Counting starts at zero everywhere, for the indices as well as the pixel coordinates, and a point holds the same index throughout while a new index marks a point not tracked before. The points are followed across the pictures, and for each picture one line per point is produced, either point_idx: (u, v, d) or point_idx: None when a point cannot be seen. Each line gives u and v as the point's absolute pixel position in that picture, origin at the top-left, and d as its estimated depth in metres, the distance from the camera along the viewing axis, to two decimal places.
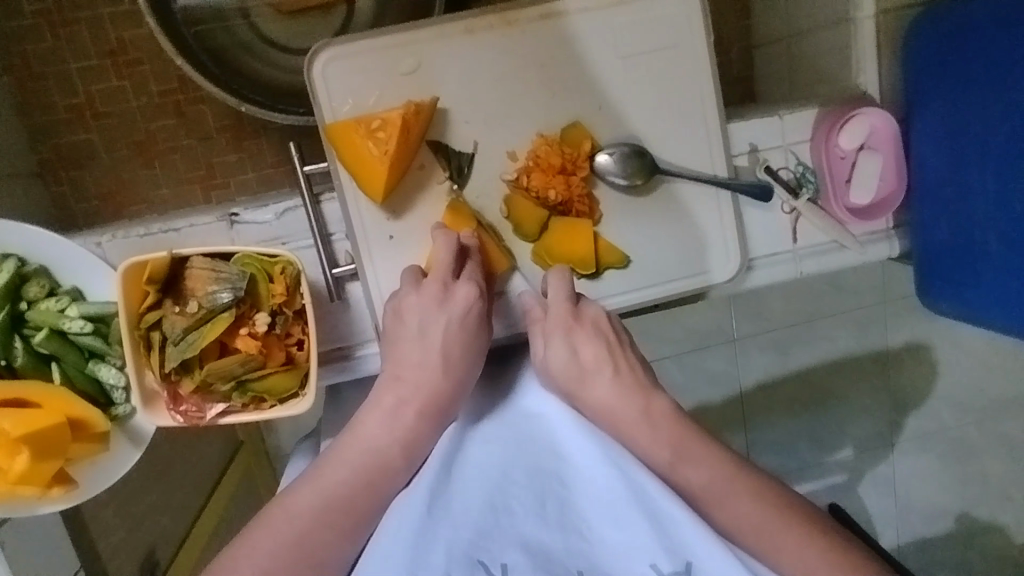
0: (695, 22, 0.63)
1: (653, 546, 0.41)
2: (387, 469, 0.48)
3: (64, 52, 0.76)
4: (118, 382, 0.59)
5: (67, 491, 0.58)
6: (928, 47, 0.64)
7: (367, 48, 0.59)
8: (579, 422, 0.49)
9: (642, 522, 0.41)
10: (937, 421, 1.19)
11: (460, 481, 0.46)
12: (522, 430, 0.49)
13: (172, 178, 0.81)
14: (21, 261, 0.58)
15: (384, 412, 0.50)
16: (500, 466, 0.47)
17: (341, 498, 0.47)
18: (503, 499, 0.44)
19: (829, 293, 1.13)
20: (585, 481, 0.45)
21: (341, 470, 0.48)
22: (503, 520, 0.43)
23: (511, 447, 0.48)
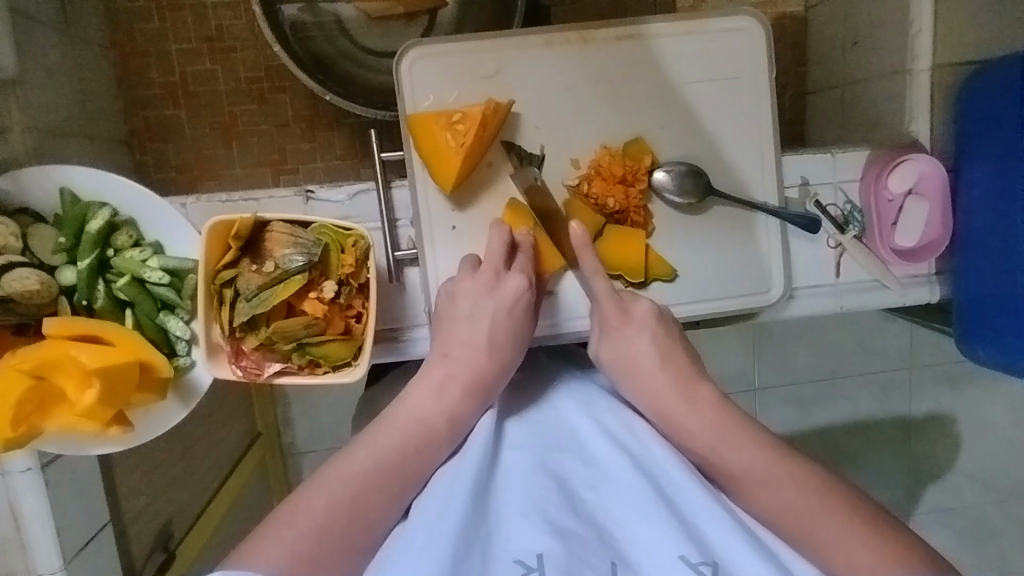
0: (758, 56, 0.67)
1: (680, 539, 0.40)
2: (435, 436, 0.50)
3: (166, 34, 0.83)
4: (184, 334, 0.62)
5: (123, 433, 0.61)
6: (979, 103, 0.67)
7: (453, 50, 0.64)
8: (612, 428, 0.49)
9: (669, 519, 0.41)
10: (958, 492, 1.18)
11: (491, 479, 0.46)
12: (553, 431, 0.49)
13: (247, 160, 0.86)
14: (114, 211, 0.61)
15: (430, 386, 0.52)
16: (538, 458, 0.46)
17: (394, 459, 0.48)
18: (541, 484, 0.44)
19: (859, 343, 1.13)
20: (615, 477, 0.45)
21: (394, 435, 0.49)
22: (538, 508, 0.42)
23: (539, 447, 0.48)
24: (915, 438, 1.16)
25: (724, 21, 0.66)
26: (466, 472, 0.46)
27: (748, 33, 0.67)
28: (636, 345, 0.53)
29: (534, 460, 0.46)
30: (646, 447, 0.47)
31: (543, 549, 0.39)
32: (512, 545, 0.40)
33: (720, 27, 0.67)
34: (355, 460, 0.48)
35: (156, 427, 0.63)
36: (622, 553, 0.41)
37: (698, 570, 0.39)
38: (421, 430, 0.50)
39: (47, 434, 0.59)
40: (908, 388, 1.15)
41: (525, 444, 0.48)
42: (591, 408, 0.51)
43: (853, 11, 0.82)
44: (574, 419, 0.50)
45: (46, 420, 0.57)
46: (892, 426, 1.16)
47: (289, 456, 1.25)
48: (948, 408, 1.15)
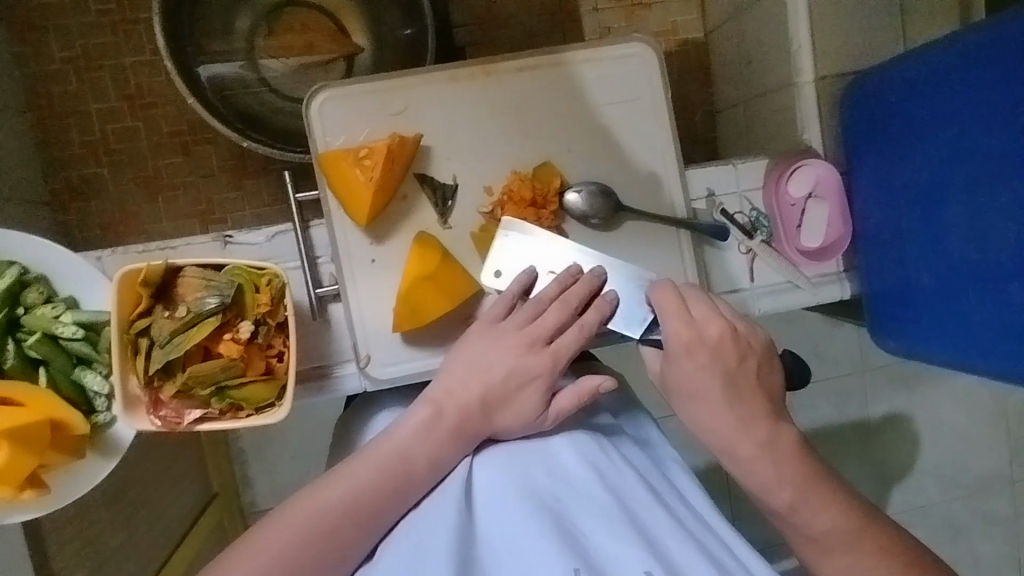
0: (654, 77, 0.71)
1: (645, 554, 0.42)
2: (389, 490, 0.51)
3: (85, 94, 0.84)
4: (102, 390, 0.61)
5: (38, 497, 0.59)
6: (861, 110, 0.72)
7: (360, 90, 0.66)
8: (587, 452, 0.51)
9: (633, 535, 0.43)
10: (915, 488, 1.20)
11: (473, 516, 0.47)
12: (528, 459, 0.51)
13: (174, 213, 0.86)
14: (24, 269, 0.61)
15: (418, 426, 0.53)
16: (502, 486, 0.48)
17: (358, 498, 0.50)
18: (505, 510, 0.46)
19: (799, 348, 1.17)
20: (585, 493, 0.47)
21: (360, 472, 0.51)
22: (501, 540, 0.44)
23: (515, 472, 0.49)
24: (866, 439, 1.18)
25: (618, 48, 0.70)
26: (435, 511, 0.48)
27: (642, 56, 0.71)
28: (705, 373, 0.56)
29: (511, 485, 0.48)
30: (618, 470, 0.50)
31: None
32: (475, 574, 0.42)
33: (616, 54, 0.70)
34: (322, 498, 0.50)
35: (75, 490, 0.61)
36: (590, 562, 0.42)
37: None
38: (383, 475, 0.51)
39: None
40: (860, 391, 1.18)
41: (492, 474, 0.51)
42: (568, 443, 0.53)
43: (745, 34, 0.88)
44: (552, 446, 0.53)
45: None
46: (843, 428, 1.18)
47: (248, 516, 1.21)
48: (893, 404, 1.19)
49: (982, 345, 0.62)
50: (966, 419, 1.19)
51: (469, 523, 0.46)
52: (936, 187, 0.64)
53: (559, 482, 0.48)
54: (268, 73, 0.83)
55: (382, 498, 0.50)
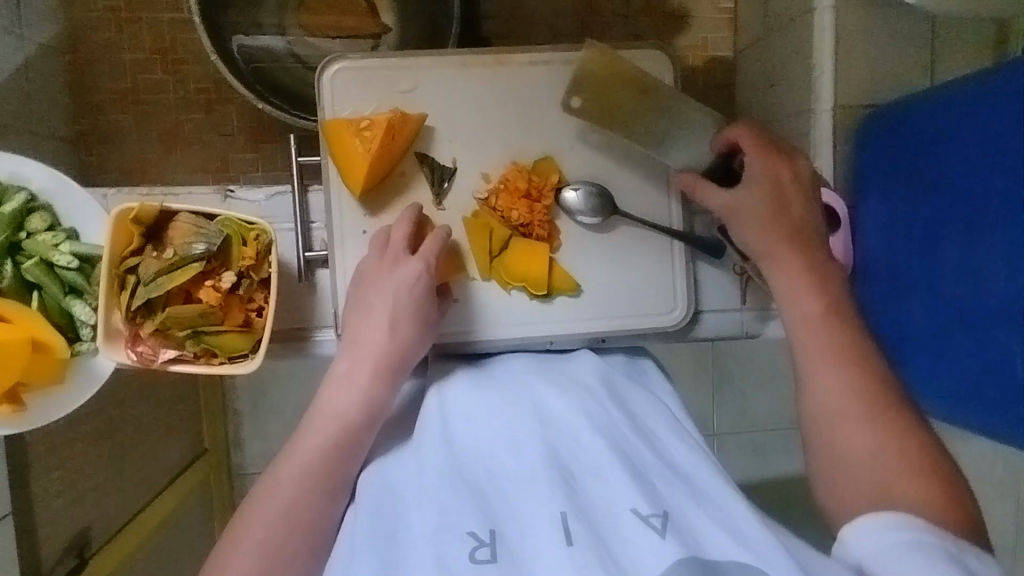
0: (664, 85, 0.71)
1: (634, 495, 0.51)
2: (354, 428, 0.58)
3: (121, 43, 0.87)
4: (89, 320, 0.64)
5: (13, 413, 0.60)
6: (875, 143, 0.71)
7: (372, 65, 0.68)
8: (572, 396, 0.60)
9: (622, 475, 0.53)
10: None
11: (466, 449, 0.57)
12: (516, 400, 0.60)
13: (189, 166, 0.89)
14: (31, 196, 0.64)
15: (341, 379, 0.59)
16: (493, 430, 0.58)
17: (324, 446, 0.57)
18: (500, 451, 0.56)
19: None
20: (575, 439, 0.57)
21: (324, 425, 0.58)
22: (502, 478, 0.54)
23: (505, 416, 0.59)
24: None
25: (633, 53, 0.71)
26: (442, 455, 0.56)
27: (654, 63, 0.71)
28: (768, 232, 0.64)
29: (501, 430, 0.57)
30: (604, 414, 0.59)
31: (515, 509, 0.51)
32: (489, 507, 0.52)
33: (629, 57, 0.71)
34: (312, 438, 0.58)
35: (50, 415, 0.62)
36: (583, 502, 0.52)
37: (649, 519, 0.50)
38: (342, 426, 0.58)
39: None
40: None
41: (480, 417, 0.59)
42: (552, 385, 0.61)
43: (771, 57, 0.87)
44: (537, 386, 0.61)
45: None
46: None
47: (234, 479, 1.23)
48: None
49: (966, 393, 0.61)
50: None
51: (470, 461, 0.56)
52: (935, 230, 0.63)
53: (546, 426, 0.57)
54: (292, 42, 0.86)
55: (354, 440, 0.58)
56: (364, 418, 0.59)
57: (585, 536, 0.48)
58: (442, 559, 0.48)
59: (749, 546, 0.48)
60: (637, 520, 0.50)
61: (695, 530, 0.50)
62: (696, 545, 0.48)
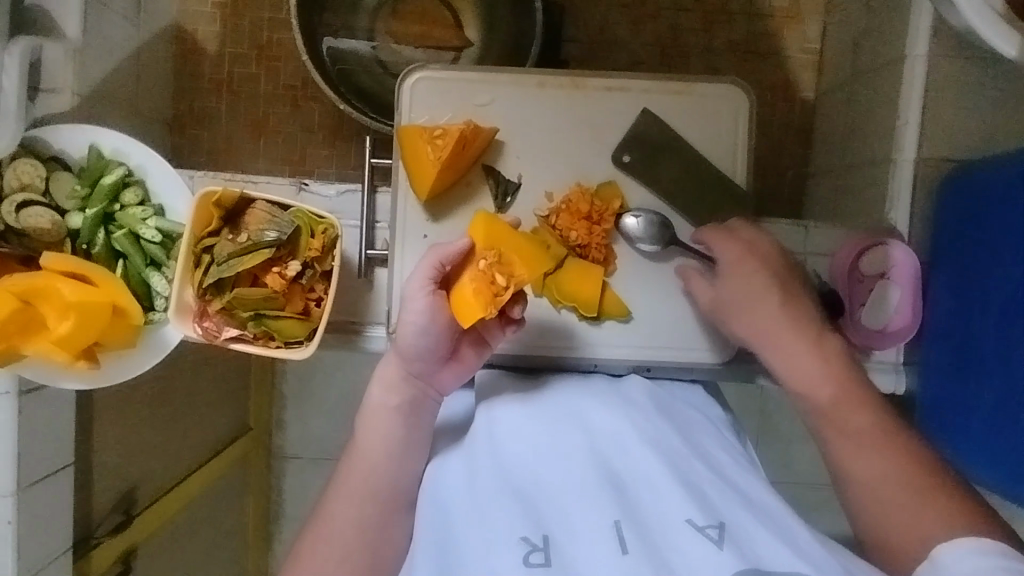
0: (740, 121, 0.70)
1: (688, 506, 0.51)
2: (394, 422, 0.62)
3: (224, 37, 0.93)
4: (164, 292, 0.68)
5: (88, 369, 0.65)
6: (958, 201, 0.67)
7: (451, 77, 0.70)
8: (621, 412, 0.61)
9: (676, 487, 0.53)
10: None
11: (512, 453, 0.58)
12: (563, 413, 0.61)
13: (270, 156, 0.94)
14: (129, 171, 0.68)
15: (381, 379, 0.63)
16: (538, 439, 0.58)
17: (381, 449, 0.62)
18: (547, 459, 0.57)
19: None
20: (623, 451, 0.57)
21: (383, 422, 0.62)
22: (549, 486, 0.54)
23: (551, 426, 0.59)
24: None
25: (711, 86, 0.70)
26: (490, 461, 0.58)
27: (732, 99, 0.70)
28: (770, 316, 0.64)
29: (548, 437, 0.58)
30: (655, 431, 0.59)
31: (565, 518, 0.52)
32: (536, 515, 0.52)
33: (706, 91, 0.70)
34: (369, 438, 0.62)
35: (122, 373, 0.67)
36: (635, 512, 0.52)
37: (705, 530, 0.50)
38: (388, 422, 0.62)
39: (25, 363, 0.64)
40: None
41: (525, 426, 0.60)
42: (598, 401, 0.62)
43: (854, 101, 0.85)
44: (586, 401, 0.62)
45: (26, 344, 0.63)
46: None
47: (272, 461, 1.25)
48: None
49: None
50: None
51: (520, 469, 0.56)
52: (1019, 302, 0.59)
53: (594, 438, 0.58)
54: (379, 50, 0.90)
55: (410, 451, 0.63)
56: (404, 412, 0.63)
57: (638, 544, 0.49)
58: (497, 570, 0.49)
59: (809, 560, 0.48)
60: (691, 530, 0.50)
61: (753, 542, 0.49)
62: (754, 556, 0.48)
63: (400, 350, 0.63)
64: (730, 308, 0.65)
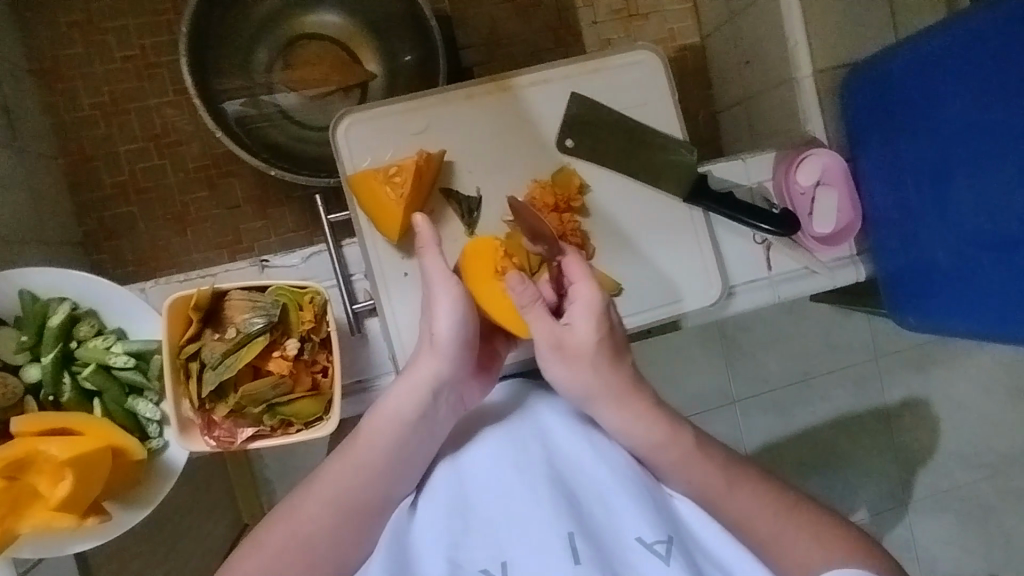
0: (660, 81, 0.74)
1: (641, 523, 0.48)
2: (404, 451, 0.55)
3: (113, 137, 0.88)
4: (155, 416, 0.63)
5: (100, 523, 0.60)
6: (861, 98, 0.75)
7: (381, 113, 0.69)
8: (575, 425, 0.55)
9: (630, 503, 0.49)
10: (950, 479, 1.20)
11: (467, 487, 0.52)
12: (520, 427, 0.55)
13: (202, 244, 0.90)
14: (74, 304, 0.63)
15: (411, 385, 0.56)
16: (498, 462, 0.52)
17: (373, 466, 0.54)
18: (505, 483, 0.50)
19: (823, 347, 1.21)
20: (582, 469, 0.52)
21: (378, 430, 0.55)
22: (504, 512, 0.49)
23: (506, 445, 0.53)
24: (896, 431, 1.20)
25: (625, 56, 0.74)
26: (451, 494, 0.52)
27: (647, 63, 0.74)
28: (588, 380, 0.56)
29: (500, 458, 0.52)
30: (603, 440, 0.54)
31: (515, 544, 0.47)
32: (486, 542, 0.48)
33: (622, 61, 0.74)
34: (359, 450, 0.55)
35: (134, 517, 0.62)
36: (590, 524, 0.48)
37: (653, 548, 0.47)
38: (389, 451, 0.55)
39: (22, 543, 0.59)
40: (879, 381, 1.21)
41: (489, 449, 0.54)
42: (562, 418, 0.56)
43: (738, 36, 0.93)
44: (542, 415, 0.56)
45: (19, 523, 0.57)
46: (874, 423, 1.20)
47: None
48: (917, 391, 1.21)
49: (1000, 316, 0.64)
50: (987, 399, 1.21)
51: (470, 494, 0.51)
52: (943, 167, 0.66)
53: (550, 453, 0.53)
54: (283, 104, 0.87)
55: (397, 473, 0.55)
56: (420, 432, 0.56)
57: (593, 557, 0.45)
58: None
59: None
60: (640, 550, 0.47)
61: (698, 563, 0.47)
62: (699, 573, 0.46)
63: (436, 350, 0.57)
64: (575, 357, 0.56)
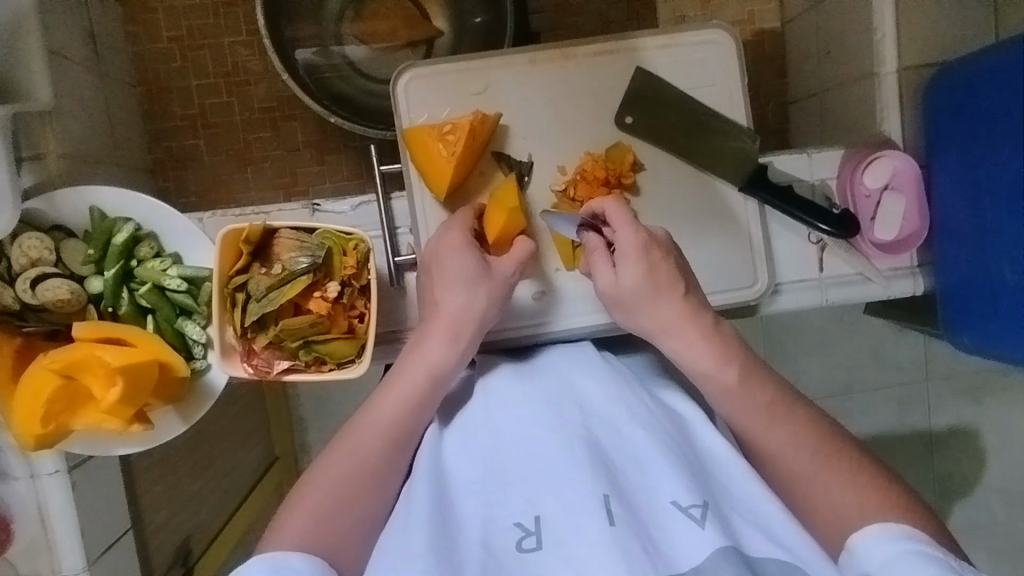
0: (731, 64, 0.72)
1: (676, 486, 0.48)
2: (396, 417, 0.57)
3: (187, 71, 0.92)
4: (200, 338, 0.67)
5: (144, 431, 0.65)
6: (945, 102, 0.70)
7: (443, 70, 0.69)
8: (613, 389, 0.56)
9: (667, 466, 0.50)
10: (989, 512, 1.15)
11: (500, 439, 0.54)
12: (557, 392, 0.56)
13: (260, 183, 0.93)
14: (138, 226, 0.67)
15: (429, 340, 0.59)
16: (532, 420, 0.54)
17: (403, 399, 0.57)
18: (536, 440, 0.52)
19: (869, 361, 1.16)
20: (614, 429, 0.53)
21: (439, 341, 0.59)
22: (538, 466, 0.51)
23: (541, 408, 0.55)
24: (938, 455, 1.15)
25: (696, 35, 0.71)
26: (488, 448, 0.54)
27: (719, 43, 0.72)
28: (659, 314, 0.57)
29: (535, 419, 0.54)
30: (644, 409, 0.55)
31: (554, 497, 0.48)
32: (523, 496, 0.49)
33: (695, 39, 0.71)
34: (426, 360, 0.58)
35: (173, 430, 0.67)
36: (623, 488, 0.49)
37: (689, 511, 0.47)
38: (388, 419, 0.56)
39: (74, 439, 0.64)
40: (927, 403, 1.16)
41: (522, 406, 0.56)
42: (597, 381, 0.57)
43: (822, 25, 0.88)
44: (579, 381, 0.57)
45: (73, 420, 0.62)
46: (915, 444, 1.15)
47: None
48: (967, 418, 1.15)
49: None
50: None
51: (504, 452, 0.53)
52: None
53: (587, 417, 0.54)
54: (352, 56, 0.89)
55: (418, 417, 0.57)
56: (443, 375, 0.58)
57: (626, 518, 0.47)
58: (489, 547, 0.48)
59: (786, 546, 0.47)
60: (675, 513, 0.47)
61: (734, 527, 0.48)
62: (736, 538, 0.46)
63: (494, 279, 0.62)
64: (620, 304, 0.59)
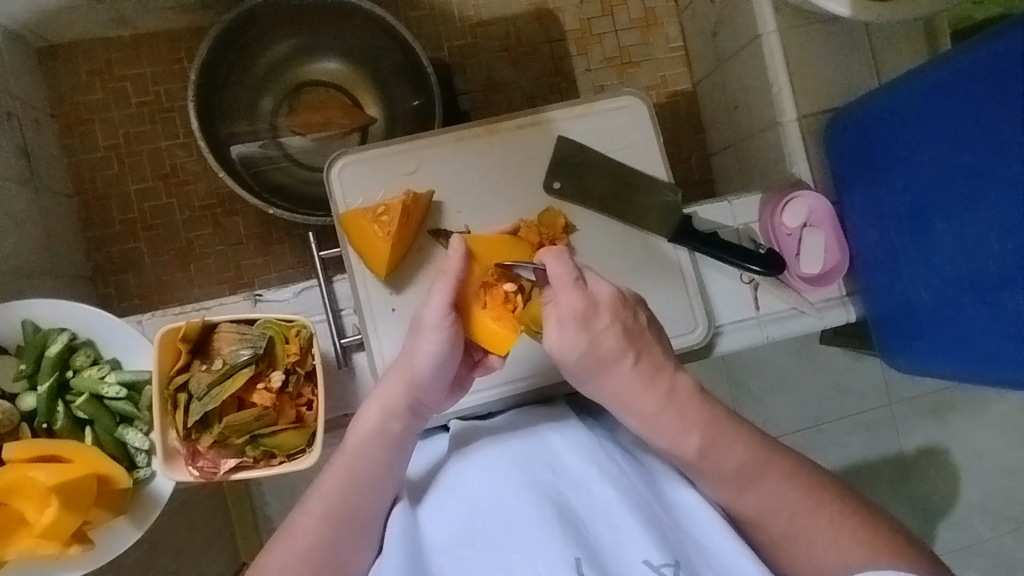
0: (645, 125, 0.77)
1: (648, 546, 0.48)
2: (355, 495, 0.55)
3: (125, 177, 0.93)
4: (143, 445, 0.65)
5: (82, 552, 0.61)
6: (844, 144, 0.76)
7: (375, 155, 0.72)
8: (587, 450, 0.56)
9: (638, 525, 0.49)
10: (965, 528, 1.16)
11: (473, 506, 0.53)
12: (533, 455, 0.55)
13: (204, 279, 0.93)
14: (73, 334, 0.65)
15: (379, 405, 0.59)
16: (506, 485, 0.53)
17: (364, 475, 0.56)
18: (510, 505, 0.51)
19: (825, 390, 1.19)
20: (587, 490, 0.53)
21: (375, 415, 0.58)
22: (512, 533, 0.49)
23: (518, 474, 0.53)
24: (906, 476, 1.16)
25: (609, 102, 0.76)
26: (459, 512, 0.53)
27: (632, 108, 0.77)
28: (613, 382, 0.56)
29: (509, 484, 0.53)
30: (617, 467, 0.55)
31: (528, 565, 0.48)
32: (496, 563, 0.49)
33: (608, 107, 0.76)
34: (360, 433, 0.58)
35: (115, 547, 0.63)
36: (596, 550, 0.48)
37: (662, 571, 0.47)
38: (344, 498, 0.55)
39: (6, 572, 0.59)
40: (888, 426, 1.18)
41: (496, 470, 0.54)
42: (579, 448, 0.56)
43: (727, 84, 0.95)
44: (554, 443, 0.57)
45: (5, 548, 0.58)
46: (883, 469, 1.17)
47: None
48: (927, 436, 1.18)
49: (999, 360, 0.61)
50: (1004, 447, 1.18)
51: (477, 519, 0.51)
52: (920, 206, 0.66)
53: (559, 479, 0.53)
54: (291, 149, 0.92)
55: (377, 500, 0.56)
56: (387, 445, 0.58)
57: None
58: None
59: None
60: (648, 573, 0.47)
61: None
62: None
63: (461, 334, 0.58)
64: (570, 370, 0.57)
